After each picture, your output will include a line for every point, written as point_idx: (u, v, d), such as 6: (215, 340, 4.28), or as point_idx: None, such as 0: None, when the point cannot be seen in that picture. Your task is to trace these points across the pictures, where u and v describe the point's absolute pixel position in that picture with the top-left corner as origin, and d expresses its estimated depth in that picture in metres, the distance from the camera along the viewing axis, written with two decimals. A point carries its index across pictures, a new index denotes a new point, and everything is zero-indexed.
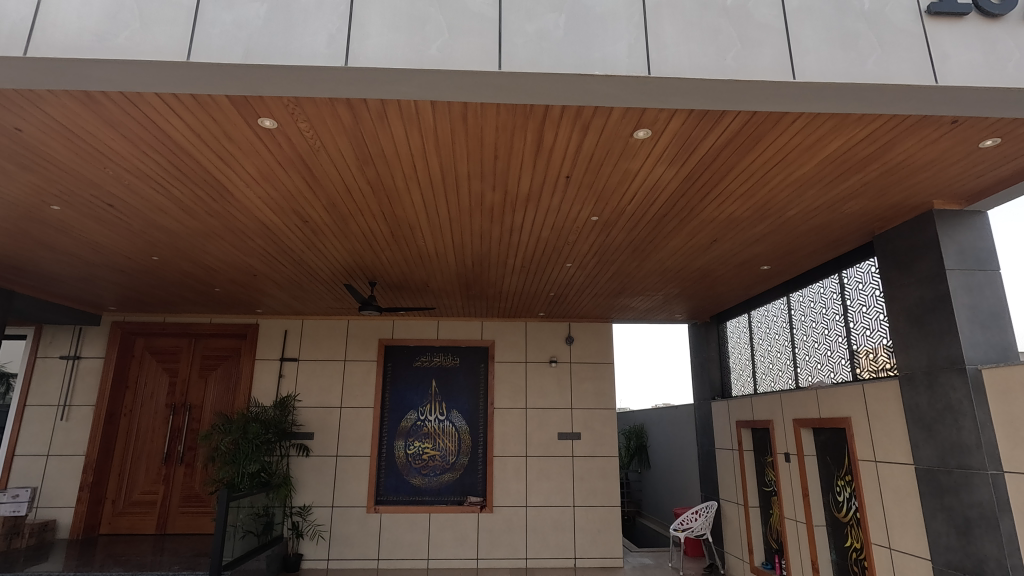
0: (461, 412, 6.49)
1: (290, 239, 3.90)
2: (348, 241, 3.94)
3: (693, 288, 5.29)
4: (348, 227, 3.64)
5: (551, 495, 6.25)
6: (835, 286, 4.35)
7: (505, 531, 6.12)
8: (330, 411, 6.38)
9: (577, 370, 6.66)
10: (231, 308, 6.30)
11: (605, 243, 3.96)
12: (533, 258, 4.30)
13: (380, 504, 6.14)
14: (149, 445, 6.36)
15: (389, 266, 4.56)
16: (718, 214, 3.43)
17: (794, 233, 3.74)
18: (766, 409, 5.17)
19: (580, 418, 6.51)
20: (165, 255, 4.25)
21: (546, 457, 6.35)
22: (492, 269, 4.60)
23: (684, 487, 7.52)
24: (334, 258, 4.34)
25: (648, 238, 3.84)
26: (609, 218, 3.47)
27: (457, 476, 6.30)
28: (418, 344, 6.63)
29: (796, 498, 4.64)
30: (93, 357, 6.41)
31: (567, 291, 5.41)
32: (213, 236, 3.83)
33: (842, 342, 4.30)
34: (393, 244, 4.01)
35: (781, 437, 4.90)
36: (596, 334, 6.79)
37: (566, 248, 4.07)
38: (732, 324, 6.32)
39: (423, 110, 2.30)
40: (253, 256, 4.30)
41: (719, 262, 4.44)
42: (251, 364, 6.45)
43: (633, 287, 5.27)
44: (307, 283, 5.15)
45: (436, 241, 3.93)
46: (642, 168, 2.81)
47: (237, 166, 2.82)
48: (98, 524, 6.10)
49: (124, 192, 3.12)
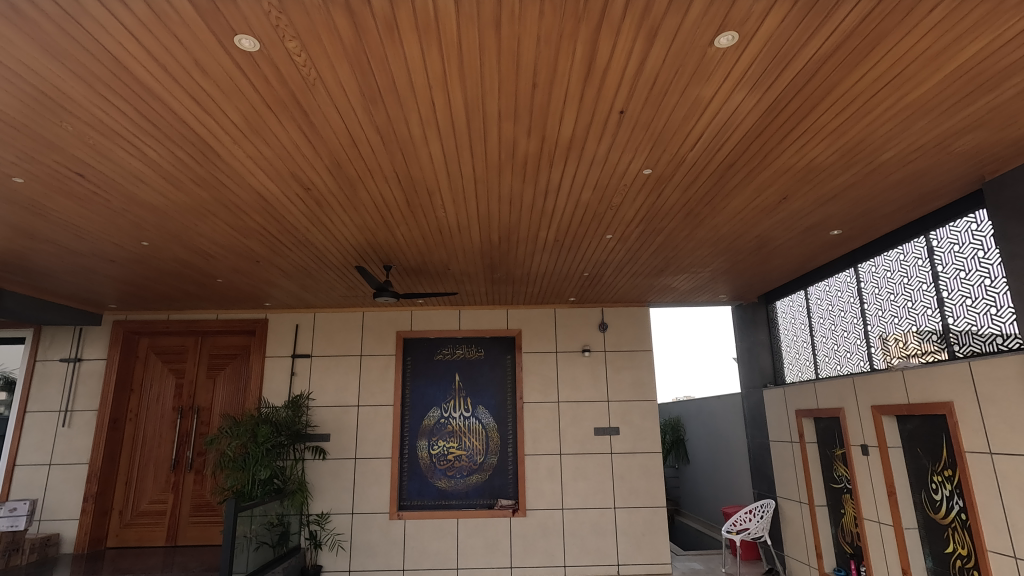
0: (487, 409, 5.99)
1: (291, 214, 3.42)
2: (359, 215, 3.45)
3: (745, 262, 4.70)
4: (357, 196, 3.15)
5: (589, 496, 5.71)
6: (922, 251, 3.74)
7: (541, 537, 5.60)
8: (347, 410, 5.91)
9: (612, 360, 6.10)
10: (237, 302, 5.86)
11: (654, 207, 3.42)
12: (569, 230, 3.76)
13: (404, 510, 5.67)
14: (156, 451, 5.96)
15: (405, 244, 4.04)
16: (793, 163, 2.87)
17: (881, 184, 3.15)
18: (833, 396, 4.59)
19: (618, 412, 5.95)
20: (156, 240, 3.79)
21: (582, 456, 5.82)
22: (520, 244, 4.06)
23: (730, 483, 6.93)
24: (343, 237, 3.85)
25: (705, 198, 3.30)
26: (662, 172, 2.94)
27: (486, 478, 5.81)
28: (439, 336, 6.14)
29: (878, 497, 4.05)
30: (95, 359, 6.01)
31: (602, 271, 4.85)
32: (206, 214, 3.37)
33: (931, 315, 3.70)
34: (410, 218, 3.51)
35: (855, 427, 4.30)
36: (632, 320, 6.22)
37: (607, 215, 3.53)
38: (784, 304, 5.72)
39: (444, 13, 1.78)
40: (252, 237, 3.81)
41: (781, 227, 3.85)
42: (261, 362, 6.01)
43: (678, 263, 4.69)
44: (315, 269, 4.66)
45: (458, 212, 3.42)
46: (715, 96, 2.26)
47: (219, 113, 2.33)
48: (105, 537, 5.72)
49: (94, 158, 2.65)
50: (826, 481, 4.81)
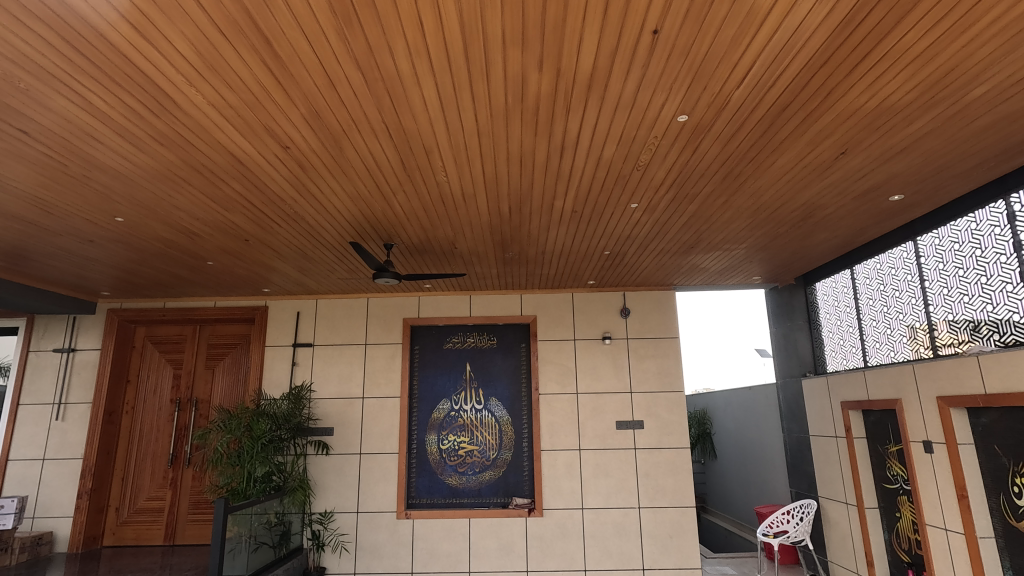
0: (500, 401, 5.58)
1: (273, 181, 3.03)
2: (349, 182, 3.05)
3: (786, 237, 4.20)
4: (344, 156, 2.75)
5: (611, 494, 5.28)
6: (1000, 217, 3.21)
7: (559, 538, 5.19)
8: (352, 403, 5.55)
9: (635, 348, 5.64)
10: (235, 288, 5.52)
11: (688, 167, 2.96)
12: (588, 197, 3.31)
13: (413, 509, 5.29)
14: (154, 446, 5.67)
15: (406, 218, 3.63)
16: (860, 104, 2.39)
17: (961, 133, 2.65)
18: (888, 385, 4.10)
19: (642, 404, 5.50)
20: (131, 215, 3.44)
21: (604, 451, 5.38)
22: (534, 216, 3.61)
23: (763, 481, 6.44)
24: (335, 210, 3.45)
25: (748, 154, 2.82)
26: (700, 119, 2.48)
27: (500, 474, 5.41)
28: (449, 324, 5.74)
29: (945, 500, 3.56)
30: (89, 350, 5.72)
31: (626, 248, 4.38)
32: (178, 181, 2.99)
33: (1011, 292, 3.18)
34: (407, 185, 3.10)
35: (916, 421, 3.80)
36: (657, 305, 5.75)
37: (633, 179, 3.07)
38: (825, 286, 5.20)
39: None
40: (235, 210, 3.44)
41: (833, 192, 3.35)
42: (262, 352, 5.67)
43: (711, 238, 4.21)
44: (311, 249, 4.28)
45: (461, 176, 3.00)
46: (776, 5, 1.80)
47: (163, 43, 1.93)
48: (102, 536, 5.45)
49: (34, 109, 2.29)
50: (878, 480, 4.36)
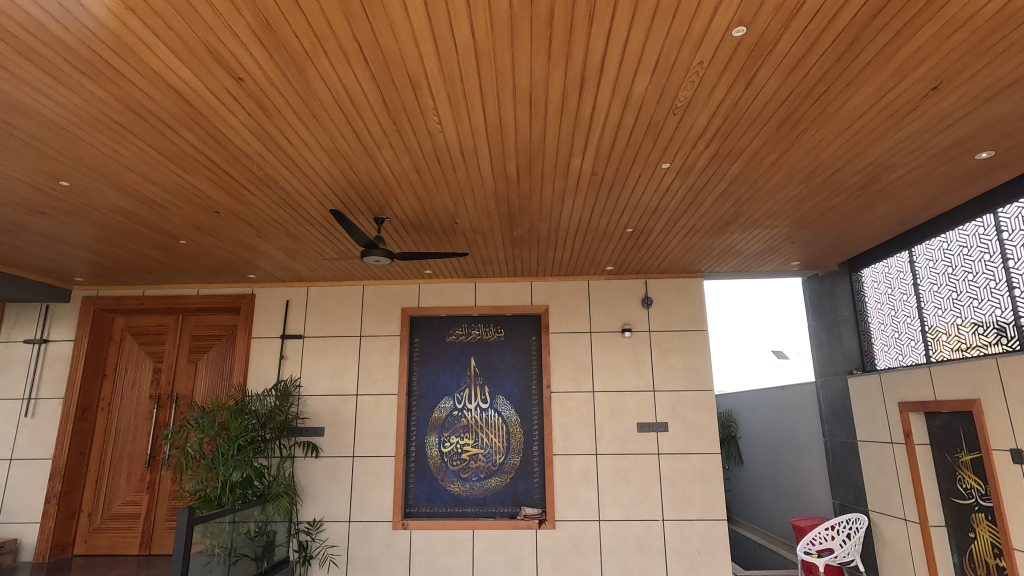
0: (508, 400, 5.03)
1: (232, 129, 2.53)
2: (324, 131, 2.53)
3: (839, 209, 3.61)
4: (311, 90, 2.23)
5: (631, 505, 4.72)
6: None
7: (573, 553, 4.63)
8: (345, 401, 5.04)
9: (658, 342, 5.07)
10: (218, 274, 5.04)
11: (737, 110, 2.40)
12: (611, 152, 2.76)
13: (410, 518, 4.77)
14: (130, 446, 5.20)
15: (396, 184, 3.10)
16: (976, 7, 1.83)
17: None
18: (962, 383, 3.52)
19: (666, 404, 4.92)
20: (78, 177, 2.96)
21: (623, 457, 4.82)
22: (546, 180, 3.07)
23: (799, 490, 5.82)
24: (312, 172, 2.93)
25: (815, 90, 2.27)
26: (762, 33, 1.93)
27: (507, 481, 4.86)
28: (451, 314, 5.22)
29: None
30: (62, 341, 5.27)
31: (651, 224, 3.83)
32: (118, 130, 2.50)
33: None
34: (394, 136, 2.58)
35: (1004, 424, 3.21)
36: (682, 294, 5.17)
37: (668, 127, 2.52)
38: (874, 274, 4.60)
39: None
40: (196, 172, 2.94)
41: (908, 148, 2.77)
42: (247, 345, 5.18)
43: (750, 212, 3.64)
44: (293, 224, 3.77)
45: (457, 123, 2.47)
46: None
47: None
48: (72, 543, 4.99)
49: None
50: (945, 494, 3.76)
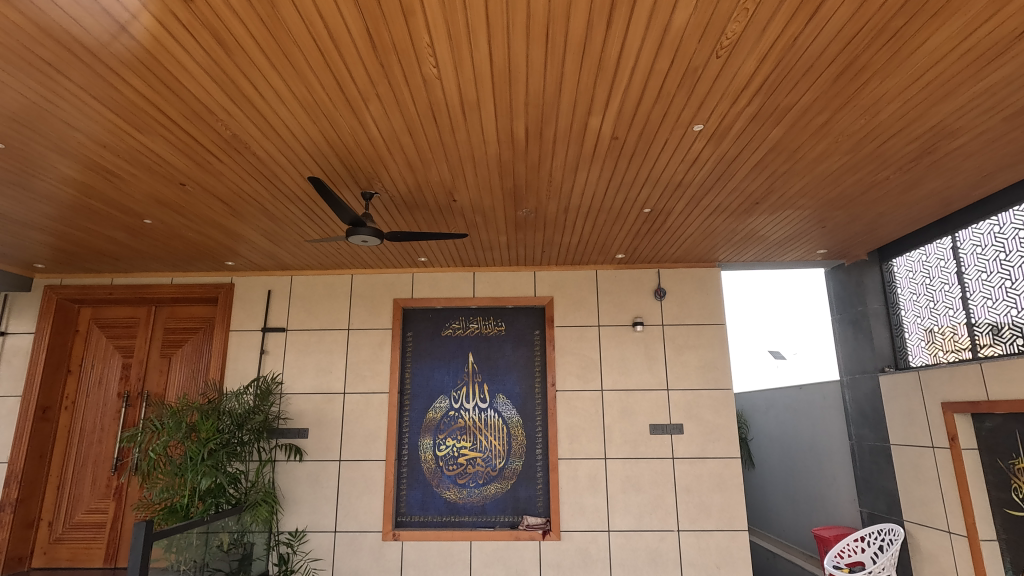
0: (509, 399, 4.63)
1: (188, 73, 2.11)
2: (297, 75, 2.11)
3: (883, 186, 3.23)
4: (277, 15, 1.81)
5: (644, 514, 4.33)
6: None
7: (580, 567, 4.23)
8: (331, 400, 4.62)
9: (672, 337, 4.68)
10: (192, 261, 4.61)
11: (793, 53, 2.01)
12: (637, 108, 2.35)
13: (402, 529, 4.35)
14: (96, 449, 4.76)
15: (385, 149, 2.69)
16: None
17: None
18: (1021, 381, 3.15)
19: (681, 404, 4.53)
20: (11, 135, 2.52)
21: (634, 461, 4.43)
22: (559, 145, 2.66)
23: (819, 496, 5.44)
24: (288, 131, 2.51)
25: (892, 25, 1.88)
26: None
27: (507, 488, 4.46)
28: (448, 306, 4.81)
29: None
30: (22, 334, 4.82)
31: (671, 203, 3.43)
32: (46, 70, 2.07)
33: None
34: (381, 83, 2.16)
35: None
36: (698, 285, 4.78)
37: (708, 74, 2.12)
38: (908, 263, 4.23)
39: None
40: (150, 131, 2.51)
41: (981, 108, 2.39)
42: (225, 338, 4.75)
43: (783, 189, 3.25)
44: (269, 200, 3.34)
45: (457, 65, 2.06)
46: None
47: None
48: (30, 555, 4.55)
49: None
50: (997, 505, 3.38)
